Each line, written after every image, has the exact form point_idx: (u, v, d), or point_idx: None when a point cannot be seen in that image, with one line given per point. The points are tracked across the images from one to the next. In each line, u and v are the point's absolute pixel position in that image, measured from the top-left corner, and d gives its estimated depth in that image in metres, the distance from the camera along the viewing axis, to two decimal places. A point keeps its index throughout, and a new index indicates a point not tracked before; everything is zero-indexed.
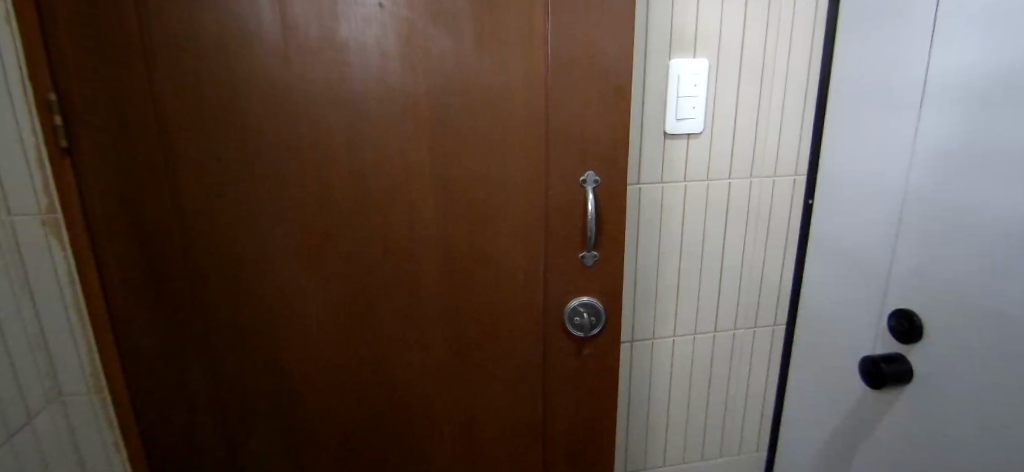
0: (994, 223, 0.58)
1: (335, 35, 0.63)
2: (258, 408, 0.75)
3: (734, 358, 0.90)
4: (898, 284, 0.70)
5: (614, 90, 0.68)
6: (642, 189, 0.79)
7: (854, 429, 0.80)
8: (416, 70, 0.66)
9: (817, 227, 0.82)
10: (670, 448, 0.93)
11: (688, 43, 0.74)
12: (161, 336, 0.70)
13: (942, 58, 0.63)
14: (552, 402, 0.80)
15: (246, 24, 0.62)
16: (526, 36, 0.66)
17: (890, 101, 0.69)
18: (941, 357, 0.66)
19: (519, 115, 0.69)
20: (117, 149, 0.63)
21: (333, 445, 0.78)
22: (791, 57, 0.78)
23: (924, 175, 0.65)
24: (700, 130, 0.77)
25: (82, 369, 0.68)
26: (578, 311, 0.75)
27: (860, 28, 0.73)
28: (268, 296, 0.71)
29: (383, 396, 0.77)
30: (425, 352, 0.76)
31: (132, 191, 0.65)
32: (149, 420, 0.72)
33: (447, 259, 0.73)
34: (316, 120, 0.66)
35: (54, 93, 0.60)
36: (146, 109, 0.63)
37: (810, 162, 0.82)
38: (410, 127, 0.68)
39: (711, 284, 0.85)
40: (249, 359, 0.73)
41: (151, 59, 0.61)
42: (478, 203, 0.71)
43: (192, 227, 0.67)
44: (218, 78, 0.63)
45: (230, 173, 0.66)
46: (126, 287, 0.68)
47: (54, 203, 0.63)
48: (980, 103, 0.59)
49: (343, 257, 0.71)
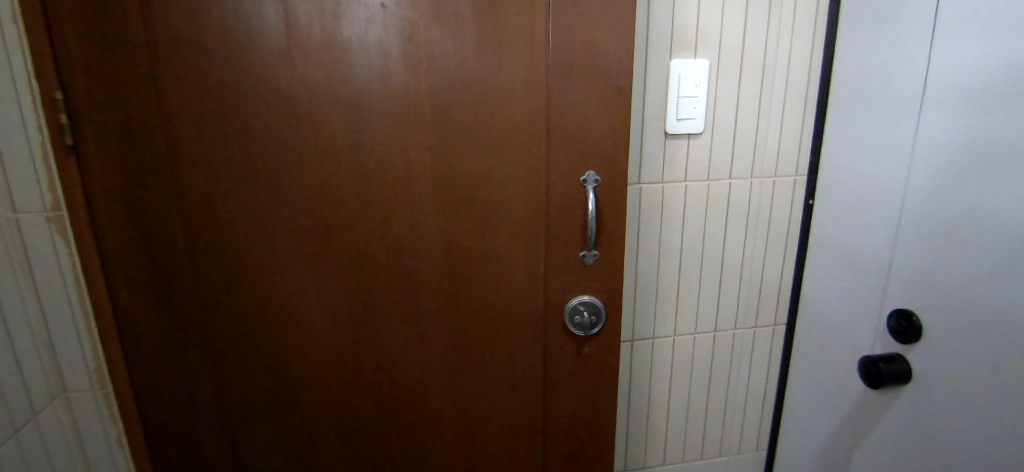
0: (995, 224, 0.59)
1: (337, 34, 0.64)
2: (259, 405, 0.75)
3: (734, 358, 0.90)
4: (898, 284, 0.70)
5: (615, 90, 0.69)
6: (643, 189, 0.79)
7: (853, 430, 0.80)
8: (417, 69, 0.66)
9: (817, 227, 0.82)
10: (670, 448, 0.93)
11: (688, 43, 0.74)
12: (165, 333, 0.70)
13: (942, 59, 0.63)
14: (552, 401, 0.80)
15: (249, 24, 0.62)
16: (527, 36, 0.67)
17: (888, 102, 0.70)
18: (939, 356, 0.66)
19: (520, 115, 0.69)
20: (123, 148, 0.64)
21: (333, 444, 0.79)
22: (792, 58, 0.78)
23: (925, 176, 0.65)
24: (700, 130, 0.78)
25: (87, 366, 0.68)
26: (579, 311, 0.76)
27: (859, 29, 0.73)
28: (270, 294, 0.71)
29: (384, 396, 0.78)
30: (427, 351, 0.77)
31: (137, 189, 0.66)
32: (153, 416, 0.73)
33: (448, 258, 0.73)
34: (318, 119, 0.66)
35: (61, 93, 0.61)
36: (152, 108, 0.63)
37: (810, 162, 0.82)
38: (412, 127, 0.68)
39: (711, 284, 0.85)
40: (250, 356, 0.73)
41: (156, 59, 0.62)
42: (480, 202, 0.72)
43: (194, 225, 0.68)
44: (222, 77, 0.63)
45: (232, 171, 0.67)
46: (131, 284, 0.68)
47: (59, 202, 0.63)
48: (980, 103, 0.59)
49: (343, 255, 0.71)
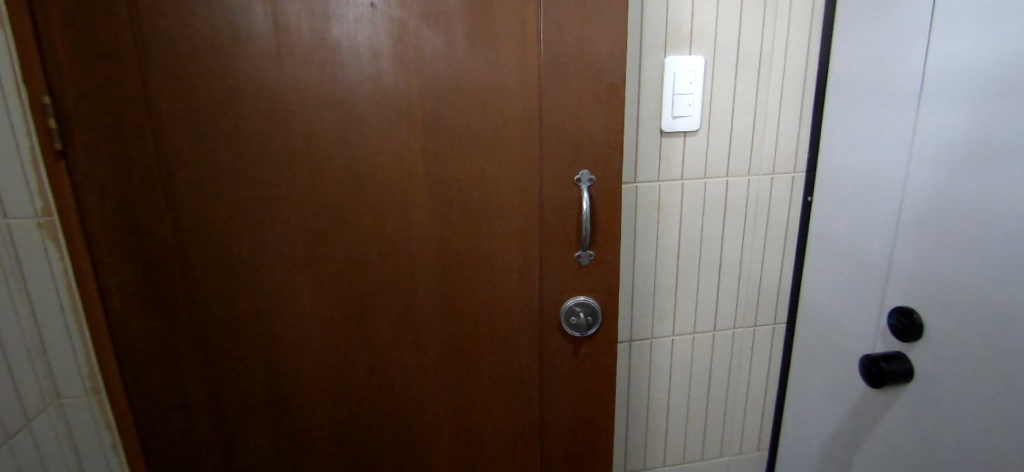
0: (996, 221, 0.57)
1: (326, 35, 0.63)
2: (254, 408, 0.75)
3: (734, 357, 0.89)
4: (898, 282, 0.69)
5: (607, 88, 0.68)
6: (639, 188, 0.78)
7: (855, 430, 0.79)
8: (407, 69, 0.66)
9: (816, 224, 0.81)
10: (670, 448, 0.92)
11: (683, 40, 0.74)
12: (157, 339, 0.70)
13: (941, 53, 0.62)
14: (550, 403, 0.79)
15: (237, 25, 0.62)
16: (518, 34, 0.66)
17: (887, 97, 0.69)
18: (939, 355, 0.65)
19: (512, 114, 0.68)
20: (113, 152, 0.64)
21: (331, 448, 0.78)
22: (789, 53, 0.77)
23: (924, 173, 0.64)
24: (696, 128, 0.77)
25: (80, 371, 0.67)
26: (575, 311, 0.75)
27: (856, 24, 0.72)
28: (262, 298, 0.71)
29: (381, 399, 0.77)
30: (422, 352, 0.76)
31: (128, 196, 0.65)
32: (146, 421, 0.72)
33: (442, 259, 0.73)
34: (308, 121, 0.66)
35: (49, 97, 0.61)
36: (140, 112, 0.63)
37: (809, 159, 0.81)
38: (403, 127, 0.68)
39: (710, 282, 0.84)
40: (244, 360, 0.73)
41: (145, 63, 0.62)
42: (474, 202, 0.71)
43: (186, 230, 0.67)
44: (211, 78, 0.63)
45: (222, 174, 0.66)
46: (122, 289, 0.68)
47: (49, 206, 0.63)
48: (979, 97, 0.58)
49: (336, 257, 0.71)
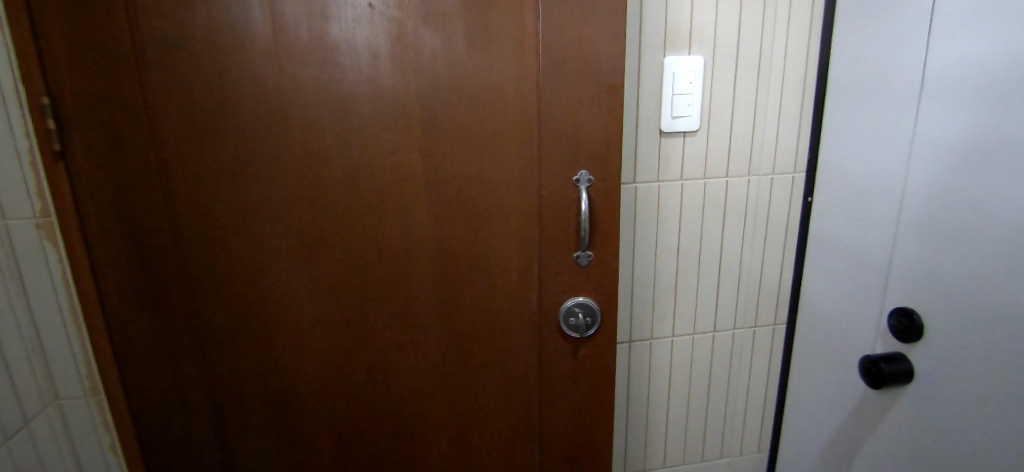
0: (996, 222, 0.57)
1: (325, 35, 0.63)
2: (252, 407, 0.75)
3: (734, 357, 0.89)
4: (899, 282, 0.69)
5: (606, 88, 0.68)
6: (638, 188, 0.78)
7: (855, 430, 0.78)
8: (406, 69, 0.66)
9: (816, 224, 0.81)
10: (670, 449, 0.92)
11: (682, 40, 0.73)
12: (155, 340, 0.70)
13: (941, 53, 0.61)
14: (549, 404, 0.79)
15: (236, 26, 0.62)
16: (516, 34, 0.66)
17: (886, 97, 0.68)
18: (940, 355, 0.65)
19: (510, 114, 0.68)
20: (111, 152, 0.63)
21: (330, 448, 0.78)
22: (788, 53, 0.77)
23: (924, 173, 0.64)
24: (696, 128, 0.76)
25: (78, 372, 0.68)
26: (574, 312, 0.75)
27: (857, 24, 0.72)
28: (261, 298, 0.71)
29: (380, 398, 0.77)
30: (421, 351, 0.76)
31: (126, 196, 0.65)
32: (144, 422, 0.72)
33: (440, 259, 0.73)
34: (307, 121, 0.66)
35: (48, 97, 0.61)
36: (139, 112, 0.63)
37: (809, 158, 0.81)
38: (401, 127, 0.67)
39: (709, 282, 0.84)
40: (242, 360, 0.73)
41: (143, 63, 0.62)
42: (472, 201, 0.71)
43: (184, 230, 0.67)
44: (209, 79, 0.63)
45: (220, 174, 0.66)
46: (121, 290, 0.68)
47: (48, 207, 0.63)
48: (979, 98, 0.58)
49: (334, 257, 0.71)
